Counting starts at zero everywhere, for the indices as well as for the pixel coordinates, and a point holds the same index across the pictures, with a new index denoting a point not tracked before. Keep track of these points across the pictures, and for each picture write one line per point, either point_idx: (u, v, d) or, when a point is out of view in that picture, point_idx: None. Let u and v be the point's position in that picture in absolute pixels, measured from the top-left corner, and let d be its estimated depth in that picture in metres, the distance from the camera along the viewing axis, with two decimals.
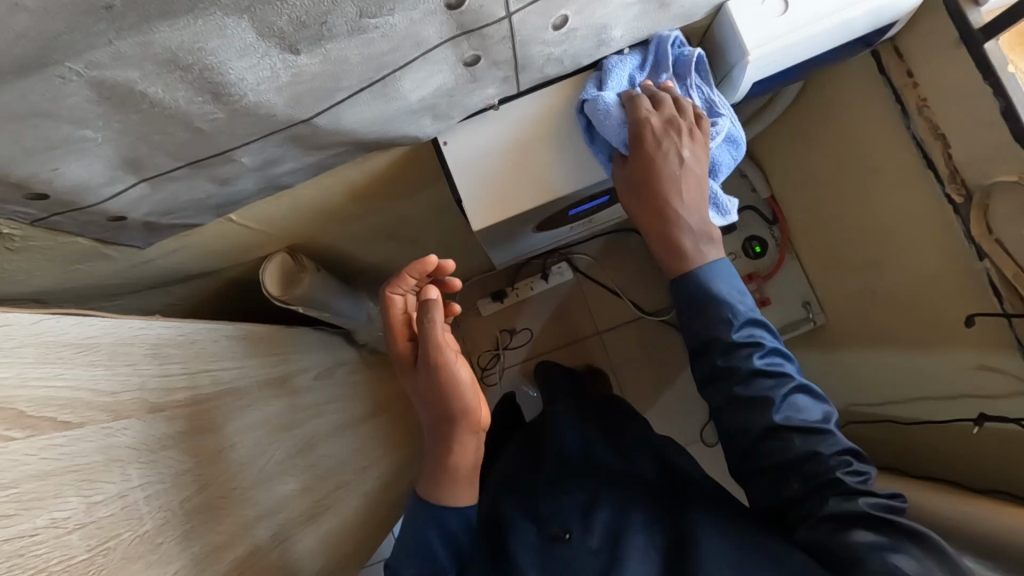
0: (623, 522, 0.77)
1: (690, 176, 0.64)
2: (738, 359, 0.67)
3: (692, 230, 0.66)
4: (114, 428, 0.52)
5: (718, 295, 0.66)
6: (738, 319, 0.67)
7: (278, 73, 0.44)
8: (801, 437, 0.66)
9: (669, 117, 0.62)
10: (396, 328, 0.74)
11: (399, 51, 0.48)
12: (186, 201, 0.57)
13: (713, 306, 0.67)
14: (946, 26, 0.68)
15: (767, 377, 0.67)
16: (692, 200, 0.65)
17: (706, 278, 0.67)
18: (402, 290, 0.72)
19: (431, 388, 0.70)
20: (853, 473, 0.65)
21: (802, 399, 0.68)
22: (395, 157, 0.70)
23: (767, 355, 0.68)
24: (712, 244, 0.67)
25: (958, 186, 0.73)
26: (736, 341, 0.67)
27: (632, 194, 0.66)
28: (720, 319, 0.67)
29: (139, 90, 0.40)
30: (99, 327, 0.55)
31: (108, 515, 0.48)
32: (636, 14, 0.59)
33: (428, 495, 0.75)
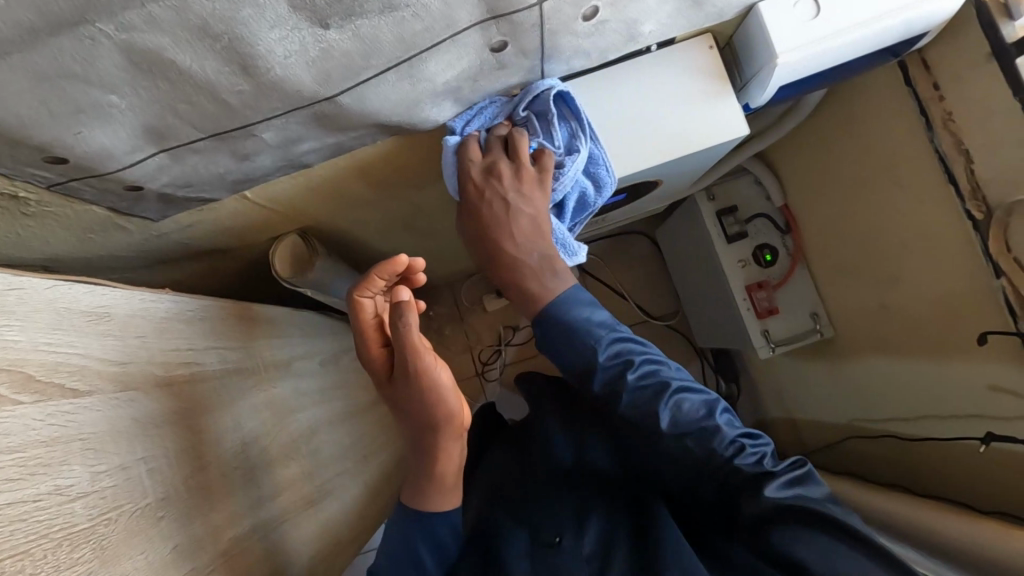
0: (615, 524, 0.80)
1: (521, 218, 0.63)
2: (617, 380, 0.68)
3: (530, 271, 0.66)
4: (119, 400, 0.52)
5: (580, 323, 0.67)
6: (605, 337, 0.68)
7: (307, 48, 0.43)
8: (690, 438, 0.68)
9: (493, 164, 0.62)
10: (368, 334, 0.68)
11: (430, 32, 0.48)
12: (205, 175, 0.57)
13: (579, 334, 0.67)
14: (977, 40, 0.68)
15: (643, 390, 0.68)
16: (526, 241, 0.64)
17: (558, 311, 0.67)
18: (371, 292, 0.67)
19: (410, 397, 0.65)
20: (746, 456, 0.67)
21: (686, 399, 0.69)
22: (413, 144, 0.69)
23: (642, 367, 0.69)
24: (557, 278, 0.66)
25: (979, 203, 0.72)
26: (607, 363, 0.68)
27: (476, 241, 0.67)
28: (588, 342, 0.68)
29: (168, 57, 0.39)
30: (111, 297, 0.55)
31: (111, 486, 0.48)
32: (669, 11, 0.58)
33: (412, 502, 0.75)
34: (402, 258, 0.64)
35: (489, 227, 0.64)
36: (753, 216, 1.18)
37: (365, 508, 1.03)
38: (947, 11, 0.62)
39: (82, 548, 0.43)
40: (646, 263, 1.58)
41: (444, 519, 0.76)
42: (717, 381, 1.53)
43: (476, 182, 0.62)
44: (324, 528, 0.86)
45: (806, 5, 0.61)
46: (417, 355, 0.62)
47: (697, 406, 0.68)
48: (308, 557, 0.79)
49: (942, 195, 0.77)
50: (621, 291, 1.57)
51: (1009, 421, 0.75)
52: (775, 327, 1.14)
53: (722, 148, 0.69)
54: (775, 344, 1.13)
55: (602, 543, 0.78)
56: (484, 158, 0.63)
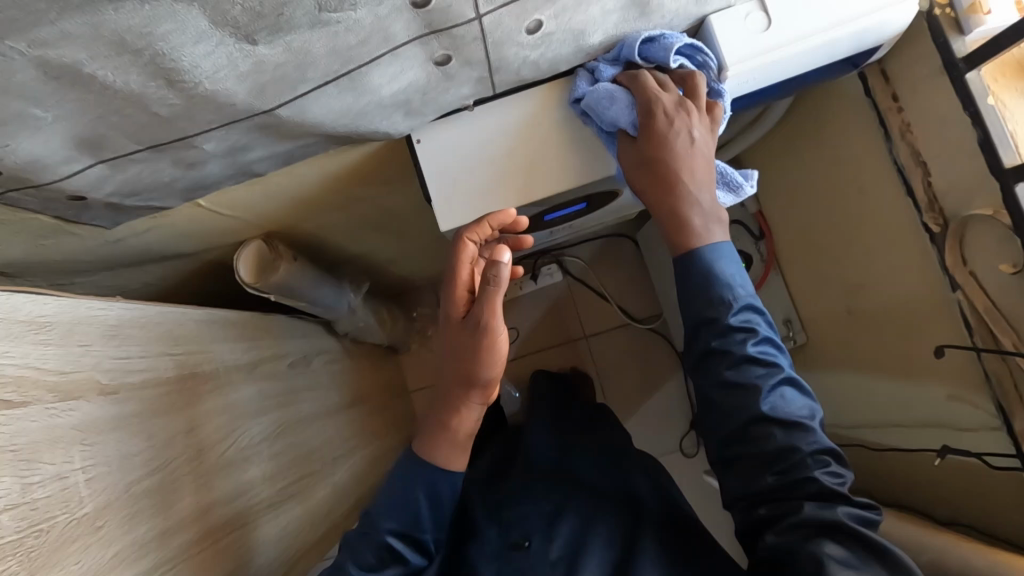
0: (588, 533, 0.80)
1: (702, 157, 0.61)
2: (734, 342, 0.61)
3: (704, 206, 0.61)
4: (59, 409, 0.52)
5: (717, 278, 0.62)
6: (739, 302, 0.62)
7: (236, 62, 0.43)
8: (780, 431, 0.61)
9: (678, 99, 0.60)
10: (459, 278, 0.65)
11: (366, 46, 0.48)
12: (150, 184, 0.57)
13: (711, 288, 0.62)
14: (931, 53, 0.67)
15: (758, 365, 0.61)
16: (702, 178, 0.61)
17: (708, 258, 0.62)
18: (478, 238, 0.64)
19: (463, 348, 0.64)
20: (830, 475, 0.60)
21: (791, 393, 0.62)
22: (370, 151, 0.69)
23: (763, 344, 0.62)
24: (719, 222, 0.62)
25: (936, 215, 0.72)
26: (732, 325, 0.61)
27: (640, 170, 0.61)
28: (718, 297, 0.62)
29: (89, 72, 0.40)
30: (53, 305, 0.55)
31: (45, 497, 0.48)
32: (616, 22, 0.58)
33: (423, 451, 0.71)
34: (513, 211, 0.61)
35: (678, 161, 0.60)
36: (728, 222, 1.18)
37: (335, 509, 1.03)
38: (899, 25, 0.61)
39: (8, 559, 0.44)
40: (630, 266, 1.57)
41: (446, 477, 0.70)
42: None
43: (669, 109, 0.59)
44: (288, 532, 0.86)
45: (757, 16, 0.61)
46: (493, 317, 0.62)
47: (807, 407, 0.62)
48: (270, 559, 0.79)
49: (902, 206, 0.76)
50: (605, 294, 1.56)
51: (968, 432, 0.75)
52: None
53: None
54: None
55: (571, 547, 0.78)
56: (666, 91, 0.61)
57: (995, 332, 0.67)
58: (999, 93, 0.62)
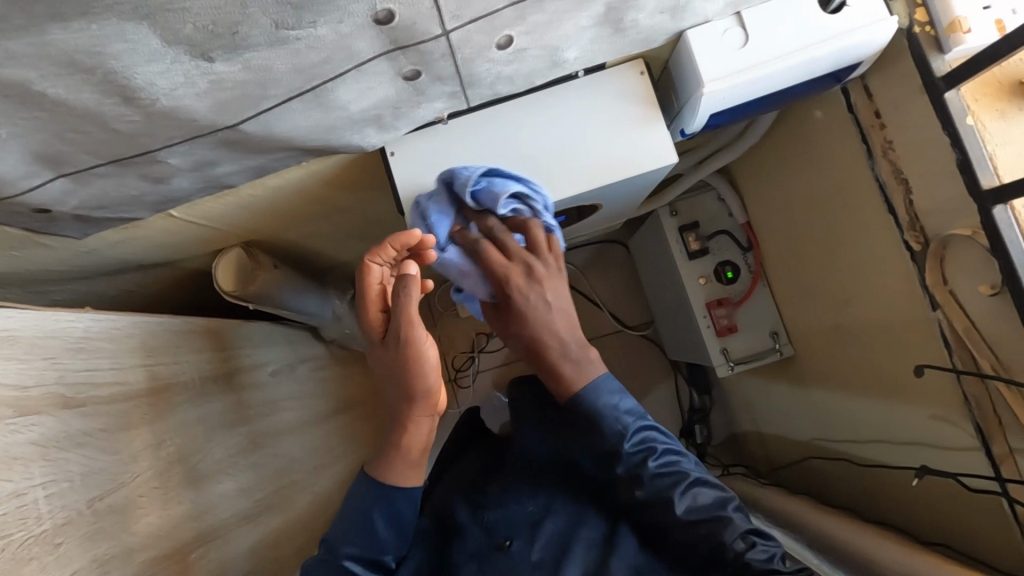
0: (574, 532, 0.73)
1: (561, 315, 0.63)
2: (638, 465, 0.65)
3: (570, 358, 0.64)
4: (19, 424, 0.51)
5: (605, 407, 0.65)
6: (632, 424, 0.66)
7: (194, 80, 0.43)
8: (704, 528, 0.63)
9: (525, 262, 0.62)
10: (369, 300, 0.61)
11: (330, 63, 0.47)
12: (118, 197, 0.56)
13: (601, 419, 0.65)
14: (911, 70, 0.67)
15: (662, 477, 0.65)
16: (566, 330, 0.63)
17: (590, 396, 0.64)
18: (381, 258, 0.60)
19: (394, 368, 0.62)
20: (760, 552, 0.61)
21: (702, 490, 0.66)
22: (345, 163, 0.68)
23: (664, 456, 0.67)
24: (591, 363, 0.66)
25: (917, 233, 0.71)
26: (631, 450, 0.66)
27: (512, 338, 0.65)
28: (613, 426, 0.65)
29: (41, 89, 0.39)
30: (17, 319, 0.55)
31: (0, 515, 0.47)
32: (591, 38, 0.57)
33: (377, 472, 0.69)
34: (416, 233, 0.58)
35: (551, 322, 0.62)
36: (715, 233, 1.17)
37: (316, 519, 1.03)
38: (878, 42, 0.61)
39: None
40: (622, 274, 1.57)
41: (406, 497, 0.69)
42: (689, 394, 1.50)
43: (519, 282, 0.62)
44: (264, 543, 0.86)
45: (735, 32, 0.60)
46: (414, 328, 0.60)
47: (710, 498, 0.65)
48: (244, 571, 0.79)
49: (884, 223, 0.76)
50: (597, 301, 1.56)
51: (949, 451, 0.74)
52: (733, 345, 1.14)
53: (657, 175, 0.68)
54: (734, 362, 1.13)
55: (556, 544, 0.72)
56: (507, 260, 0.62)
57: (973, 353, 0.66)
58: (980, 113, 0.61)
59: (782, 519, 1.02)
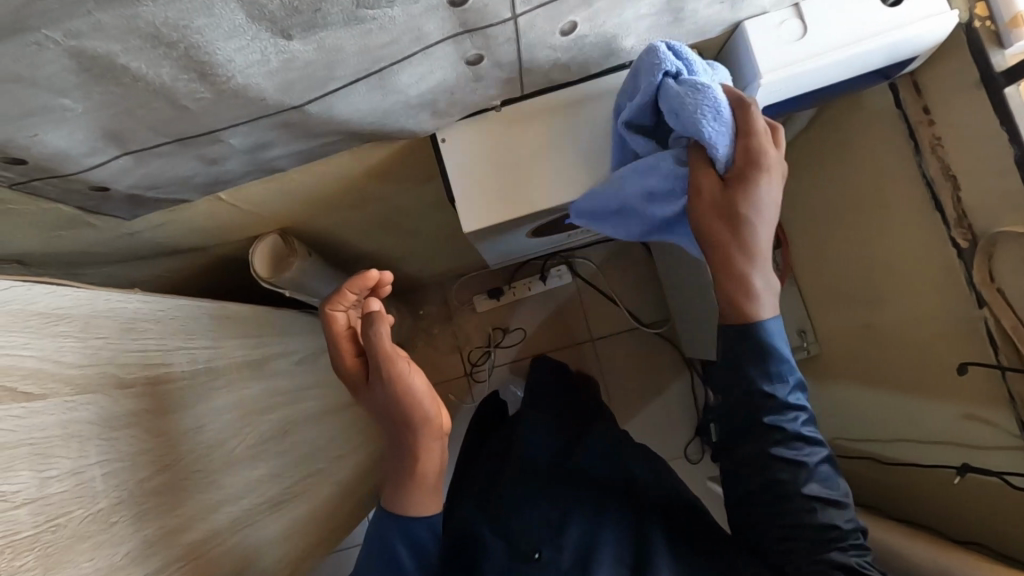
0: (596, 535, 0.79)
1: (768, 207, 0.55)
2: (784, 416, 0.61)
3: (762, 264, 0.57)
4: (75, 403, 0.51)
5: (779, 354, 0.60)
6: (791, 381, 0.62)
7: (269, 58, 0.42)
8: (820, 506, 0.62)
9: (744, 155, 0.54)
10: (342, 347, 0.68)
11: (398, 44, 0.47)
12: (172, 177, 0.56)
13: (767, 360, 0.60)
14: (967, 65, 0.66)
15: (802, 442, 0.62)
16: (767, 228, 0.56)
17: (767, 331, 0.59)
18: (344, 305, 0.68)
19: (388, 406, 0.66)
20: (857, 545, 0.61)
21: (828, 468, 0.64)
22: (391, 149, 0.68)
23: (807, 424, 0.63)
24: (773, 293, 0.59)
25: (965, 230, 0.71)
26: (788, 402, 0.62)
27: (725, 231, 0.55)
28: (773, 368, 0.60)
29: (122, 63, 0.39)
30: (71, 298, 0.54)
31: (60, 492, 0.47)
32: (649, 26, 0.57)
33: (394, 507, 0.69)
34: (373, 273, 0.66)
35: (746, 224, 0.54)
36: None
37: (339, 508, 1.02)
38: (939, 35, 0.59)
39: (25, 556, 0.43)
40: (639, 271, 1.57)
41: (423, 522, 0.69)
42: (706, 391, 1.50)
43: (756, 146, 0.53)
44: (293, 531, 0.85)
45: (792, 24, 0.60)
46: (391, 360, 0.63)
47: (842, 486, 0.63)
48: (274, 558, 0.79)
49: (927, 220, 0.75)
50: (614, 297, 1.55)
51: (983, 451, 0.74)
52: None
53: None
54: None
55: (582, 548, 0.78)
56: (755, 131, 0.53)
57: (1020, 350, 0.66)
58: None
59: None
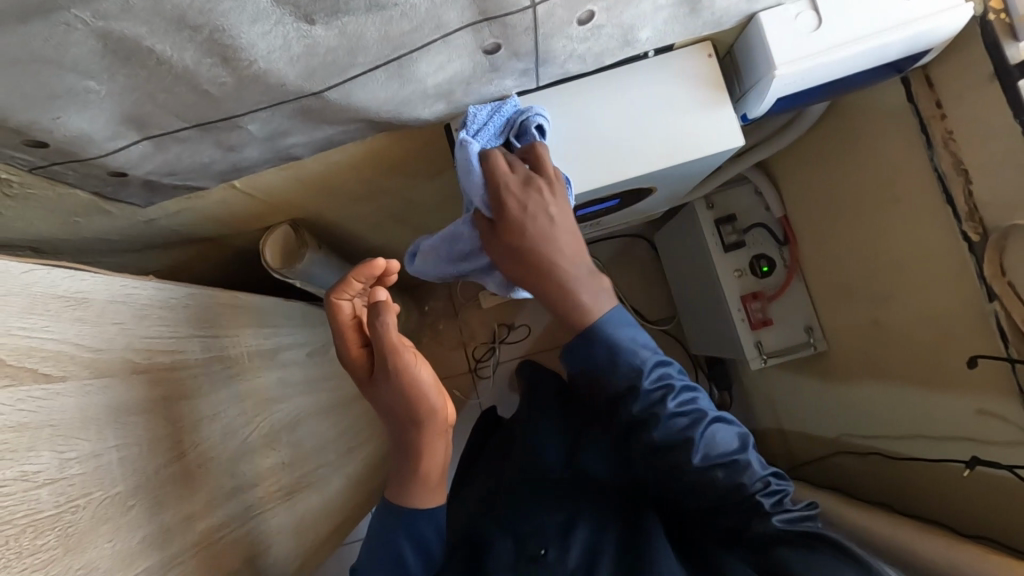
0: (602, 539, 0.77)
1: (562, 233, 0.59)
2: (657, 403, 0.64)
3: (582, 283, 0.60)
4: (94, 387, 0.52)
5: (619, 345, 0.62)
6: (650, 359, 0.64)
7: (291, 43, 0.43)
8: (722, 472, 0.65)
9: (526, 176, 0.58)
10: (346, 338, 0.65)
11: (418, 32, 0.47)
12: (190, 164, 0.56)
13: (622, 357, 0.63)
14: (980, 60, 0.66)
15: (683, 417, 0.65)
16: (572, 252, 0.60)
17: (608, 329, 0.62)
18: (349, 295, 0.64)
19: (395, 402, 0.65)
20: (770, 494, 0.66)
21: (720, 430, 0.66)
22: (405, 140, 0.68)
23: (682, 394, 0.65)
24: (604, 291, 0.62)
25: (976, 225, 0.71)
26: (651, 387, 0.64)
27: (507, 258, 0.61)
28: (631, 362, 0.63)
29: (147, 46, 0.39)
30: (91, 283, 0.55)
31: (80, 474, 0.48)
32: (665, 18, 0.57)
33: (397, 499, 0.70)
34: (381, 262, 0.62)
35: (528, 232, 0.58)
36: (750, 226, 1.18)
37: (348, 500, 1.03)
38: (952, 29, 0.60)
39: (46, 536, 0.44)
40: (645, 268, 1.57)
41: (427, 517, 0.70)
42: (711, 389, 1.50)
43: (512, 181, 0.58)
44: (304, 521, 0.86)
45: (807, 18, 0.60)
46: (398, 353, 0.62)
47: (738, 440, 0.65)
48: (286, 548, 0.79)
49: (939, 215, 0.76)
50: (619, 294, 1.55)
51: (996, 446, 0.74)
52: (768, 339, 1.14)
53: (717, 159, 0.68)
54: (766, 355, 1.13)
55: (588, 552, 0.76)
56: (514, 171, 0.59)
57: None
58: None
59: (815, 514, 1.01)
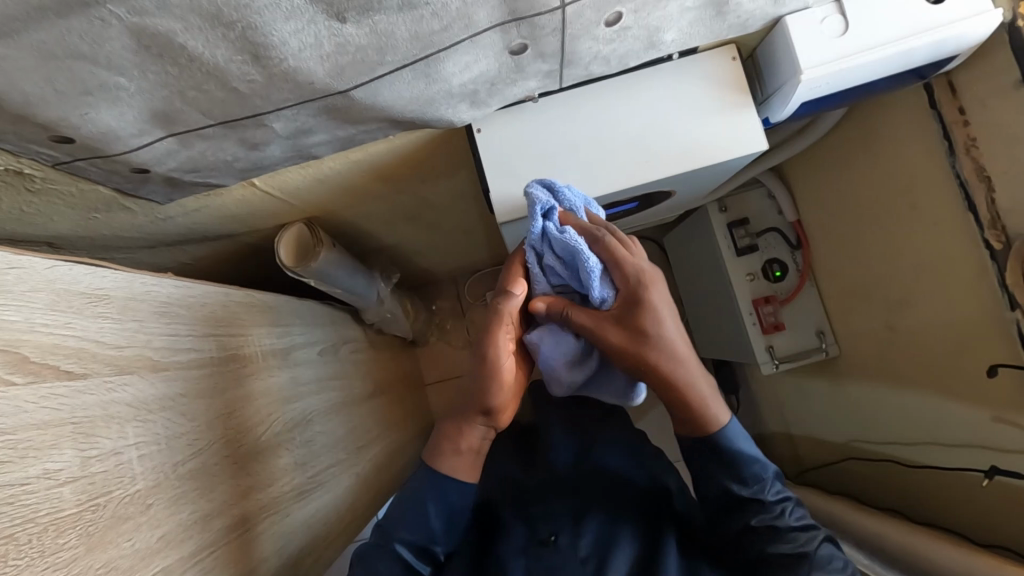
0: (615, 530, 0.76)
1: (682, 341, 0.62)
2: (771, 511, 0.66)
3: (706, 383, 0.64)
4: (115, 383, 0.51)
5: (745, 455, 0.66)
6: (771, 474, 0.67)
7: (321, 41, 0.42)
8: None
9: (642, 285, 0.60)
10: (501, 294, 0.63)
11: (448, 31, 0.46)
12: (212, 161, 0.56)
13: (736, 466, 0.66)
14: (1007, 66, 0.66)
15: (800, 530, 0.65)
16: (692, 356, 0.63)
17: (728, 435, 0.65)
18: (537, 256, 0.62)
19: (474, 360, 0.65)
20: None
21: (837, 553, 0.64)
22: (426, 139, 0.68)
23: (799, 512, 0.67)
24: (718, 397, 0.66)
25: (998, 232, 0.71)
26: (773, 500, 0.66)
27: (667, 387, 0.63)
28: (748, 471, 0.65)
29: (179, 42, 0.39)
30: (111, 279, 0.55)
31: (102, 472, 0.48)
32: (691, 20, 0.56)
33: (429, 462, 0.70)
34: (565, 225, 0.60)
35: (682, 353, 0.62)
36: (765, 229, 1.17)
37: (359, 500, 1.02)
38: (982, 33, 0.59)
39: (68, 534, 0.43)
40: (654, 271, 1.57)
41: (457, 485, 0.69)
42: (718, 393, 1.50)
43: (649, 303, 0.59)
44: (316, 520, 0.85)
45: (834, 22, 0.60)
46: (499, 322, 0.62)
47: (845, 562, 0.63)
48: (297, 548, 0.78)
49: (960, 221, 0.75)
50: None
51: (1014, 456, 0.73)
52: (779, 343, 1.13)
53: (739, 164, 0.68)
54: (778, 360, 1.12)
55: (600, 542, 0.75)
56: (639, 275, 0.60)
57: None
58: None
59: (827, 520, 1.01)
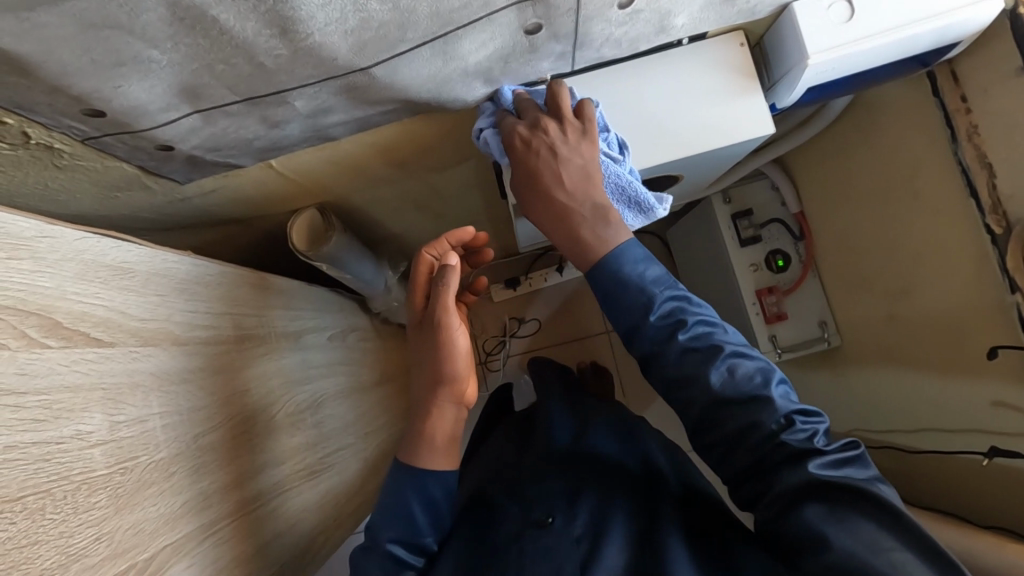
0: (609, 505, 0.74)
1: (569, 168, 0.61)
2: (662, 342, 0.62)
3: (586, 218, 0.62)
4: (139, 353, 0.53)
5: (625, 279, 0.62)
6: (660, 294, 0.62)
7: (346, 16, 0.44)
8: (740, 409, 0.59)
9: (534, 119, 0.61)
10: (417, 286, 0.75)
11: (467, 9, 0.48)
12: (233, 139, 0.57)
13: (620, 292, 0.62)
14: (1010, 52, 0.67)
15: (695, 353, 0.61)
16: (578, 188, 0.62)
17: (612, 264, 0.62)
18: (435, 251, 0.75)
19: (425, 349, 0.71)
20: (796, 433, 0.58)
21: (740, 364, 0.60)
22: (439, 124, 0.70)
23: (696, 328, 0.62)
24: (609, 226, 0.62)
25: (999, 217, 0.72)
26: (657, 322, 0.62)
27: (551, 222, 0.63)
28: (640, 300, 0.62)
29: (212, 15, 0.40)
30: (135, 254, 0.56)
31: (128, 437, 0.49)
32: (702, 5, 0.58)
33: (406, 460, 0.72)
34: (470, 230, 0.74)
35: (548, 186, 0.61)
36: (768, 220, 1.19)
37: (366, 484, 1.04)
38: (982, 21, 0.61)
39: (99, 494, 0.45)
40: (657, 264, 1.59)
41: (438, 480, 0.71)
42: None
43: (523, 136, 0.61)
44: (325, 501, 0.86)
45: (840, 8, 0.61)
46: (447, 312, 0.69)
47: (751, 378, 0.60)
48: (308, 526, 0.80)
49: (963, 206, 0.76)
50: None
51: (1013, 437, 0.74)
52: (782, 333, 1.15)
53: (745, 147, 0.69)
54: (782, 350, 1.15)
55: (594, 521, 0.72)
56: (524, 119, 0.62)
57: None
58: None
59: None
